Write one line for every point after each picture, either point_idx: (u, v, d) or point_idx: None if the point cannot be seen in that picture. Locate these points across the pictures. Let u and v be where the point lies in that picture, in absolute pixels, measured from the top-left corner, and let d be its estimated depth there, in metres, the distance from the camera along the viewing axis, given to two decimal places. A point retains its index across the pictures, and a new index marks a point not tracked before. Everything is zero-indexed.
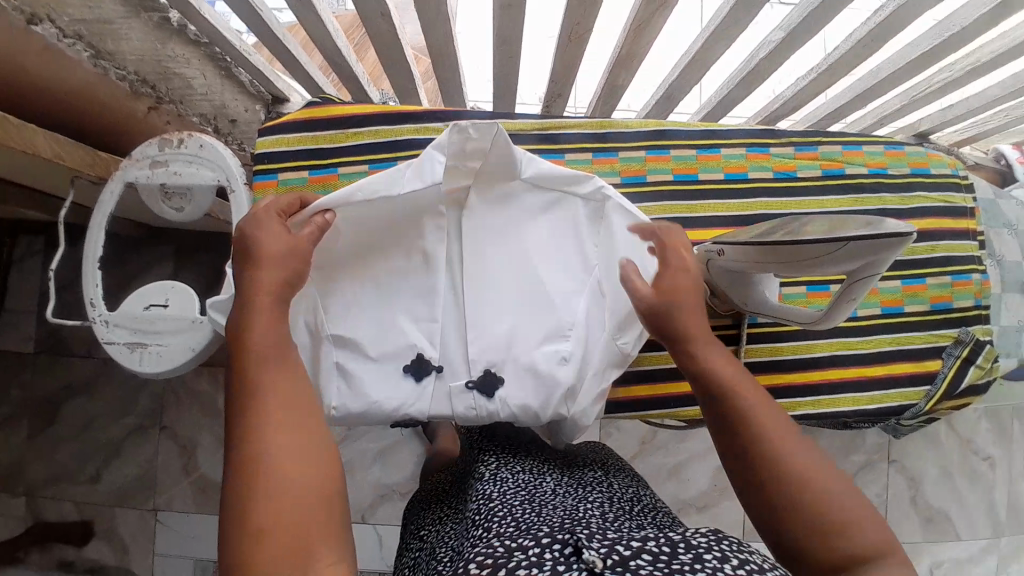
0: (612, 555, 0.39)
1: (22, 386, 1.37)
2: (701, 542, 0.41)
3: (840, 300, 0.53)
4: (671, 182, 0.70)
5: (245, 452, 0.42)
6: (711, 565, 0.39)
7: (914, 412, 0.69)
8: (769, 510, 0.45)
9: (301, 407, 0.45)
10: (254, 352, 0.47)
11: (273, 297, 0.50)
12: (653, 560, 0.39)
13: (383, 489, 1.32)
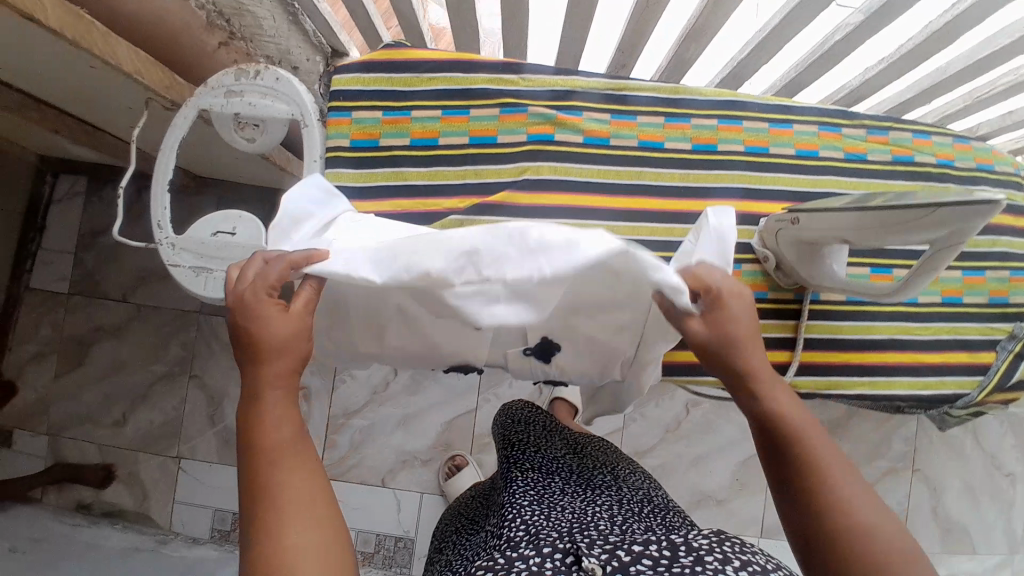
0: (612, 561, 0.48)
1: (56, 324, 1.39)
2: (703, 545, 0.48)
3: (916, 275, 0.52)
4: (742, 154, 0.67)
5: (255, 540, 0.44)
6: (711, 567, 0.46)
7: (966, 401, 0.67)
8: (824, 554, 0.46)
9: (309, 499, 0.46)
10: (269, 449, 0.47)
11: (284, 388, 0.49)
12: (653, 565, 0.47)
13: (404, 455, 1.33)
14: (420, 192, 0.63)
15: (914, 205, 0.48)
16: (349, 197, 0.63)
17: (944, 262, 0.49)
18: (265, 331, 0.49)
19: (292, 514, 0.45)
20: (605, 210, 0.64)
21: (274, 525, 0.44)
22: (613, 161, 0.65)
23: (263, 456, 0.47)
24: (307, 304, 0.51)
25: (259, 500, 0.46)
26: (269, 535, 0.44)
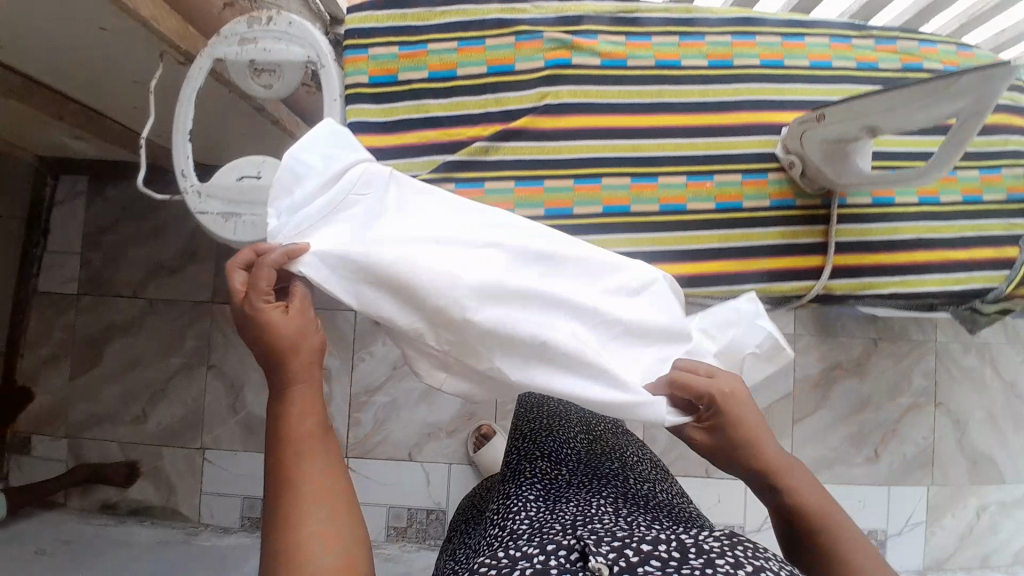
0: (619, 561, 0.40)
1: (67, 326, 1.38)
2: (713, 546, 0.41)
3: (942, 154, 0.53)
4: (759, 68, 0.66)
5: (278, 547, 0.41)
6: (722, 570, 0.39)
7: (995, 294, 0.67)
8: None
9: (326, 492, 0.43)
10: (290, 445, 0.45)
11: (309, 381, 0.48)
12: (662, 565, 0.39)
13: (429, 428, 1.33)
14: (443, 123, 0.63)
15: (936, 78, 0.49)
16: (376, 130, 0.62)
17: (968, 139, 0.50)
18: (270, 329, 0.47)
19: (312, 504, 0.43)
20: (626, 129, 0.63)
21: (296, 517, 0.42)
22: (632, 81, 0.64)
23: (290, 448, 0.45)
24: (302, 303, 0.50)
25: (284, 492, 0.43)
26: (291, 527, 0.42)
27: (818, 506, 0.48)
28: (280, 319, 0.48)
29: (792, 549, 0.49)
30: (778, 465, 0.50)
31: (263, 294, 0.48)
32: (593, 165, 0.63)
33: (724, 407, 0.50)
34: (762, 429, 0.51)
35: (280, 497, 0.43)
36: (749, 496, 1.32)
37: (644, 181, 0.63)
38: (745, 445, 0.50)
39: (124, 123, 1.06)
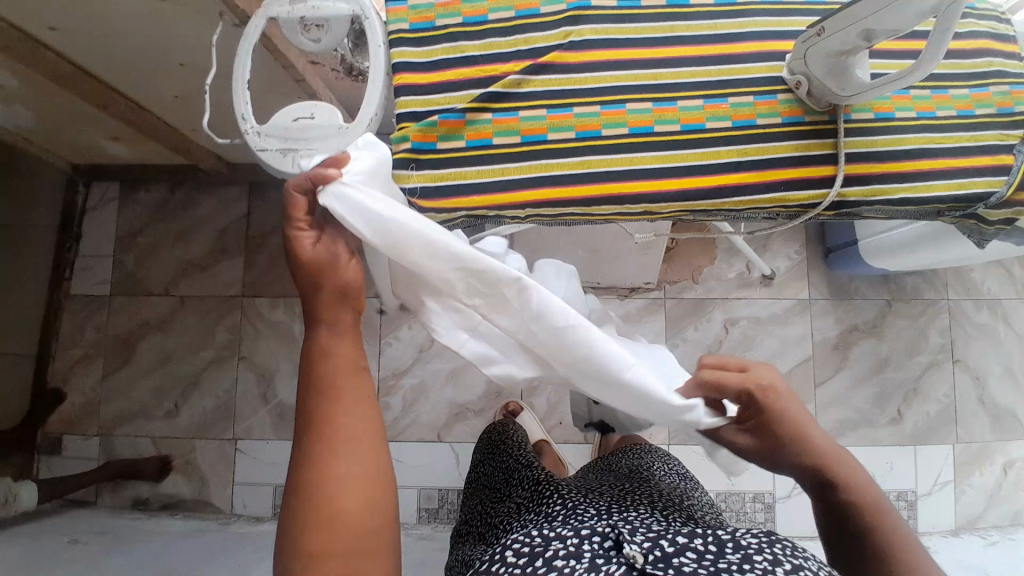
0: (654, 552, 0.52)
1: (99, 327, 1.42)
2: (752, 544, 0.52)
3: (931, 50, 0.58)
4: (759, 3, 0.72)
5: (301, 477, 0.45)
6: (759, 566, 0.49)
7: (996, 199, 0.71)
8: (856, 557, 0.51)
9: (353, 433, 0.46)
10: (317, 379, 0.47)
11: (334, 309, 0.48)
12: (698, 557, 0.51)
13: (457, 408, 1.36)
14: (478, 61, 0.69)
15: None
16: (420, 69, 0.69)
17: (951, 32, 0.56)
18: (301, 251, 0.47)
19: (341, 441, 0.45)
20: (641, 61, 0.70)
21: (320, 455, 0.45)
22: (647, 20, 0.71)
23: (316, 384, 0.47)
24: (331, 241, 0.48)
25: (324, 435, 0.45)
26: (314, 463, 0.45)
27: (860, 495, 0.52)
28: (307, 249, 0.48)
29: (836, 533, 0.53)
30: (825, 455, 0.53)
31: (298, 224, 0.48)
32: (616, 92, 0.69)
33: (772, 401, 0.52)
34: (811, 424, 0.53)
35: (309, 436, 0.46)
36: None
37: (664, 105, 0.69)
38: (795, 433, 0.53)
39: (164, 119, 1.13)
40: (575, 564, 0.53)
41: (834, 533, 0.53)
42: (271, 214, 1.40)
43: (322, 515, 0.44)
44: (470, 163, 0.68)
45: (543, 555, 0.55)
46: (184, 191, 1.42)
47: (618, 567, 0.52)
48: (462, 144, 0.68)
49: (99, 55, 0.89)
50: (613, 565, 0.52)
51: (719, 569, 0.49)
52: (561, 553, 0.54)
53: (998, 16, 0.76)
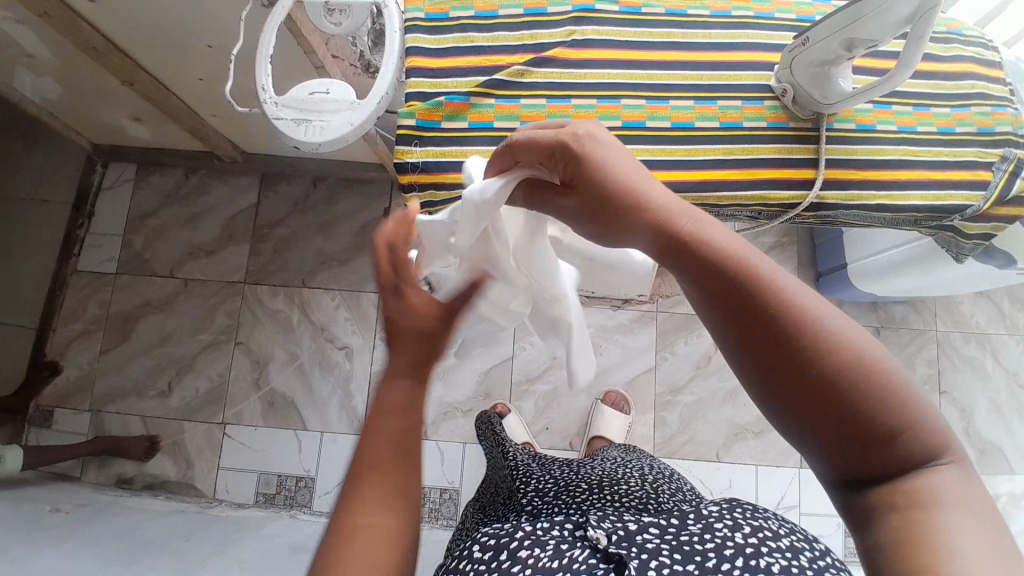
0: (617, 532, 0.51)
1: (101, 304, 1.45)
2: (713, 513, 0.54)
3: (901, 65, 0.63)
4: (753, 18, 0.77)
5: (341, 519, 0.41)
6: (720, 533, 0.51)
7: (972, 212, 0.74)
8: (830, 400, 0.33)
9: (400, 487, 0.43)
10: (372, 431, 0.44)
11: (405, 380, 0.46)
12: (660, 532, 0.51)
13: (446, 406, 1.37)
14: (486, 51, 0.75)
15: None
16: (432, 55, 0.74)
17: (922, 46, 0.60)
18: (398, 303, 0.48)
19: (381, 492, 0.42)
20: (640, 62, 0.75)
21: (361, 500, 0.42)
22: (647, 25, 0.76)
23: (373, 436, 0.44)
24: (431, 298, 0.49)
25: (361, 477, 0.43)
26: (354, 508, 0.41)
27: (757, 258, 0.36)
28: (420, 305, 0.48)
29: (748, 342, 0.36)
30: (675, 209, 0.39)
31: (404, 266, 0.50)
32: (613, 88, 0.74)
33: (586, 157, 0.42)
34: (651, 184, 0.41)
35: (355, 479, 0.43)
36: (759, 480, 1.33)
37: (656, 103, 0.74)
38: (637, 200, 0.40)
39: (187, 103, 1.18)
40: (540, 553, 0.51)
41: (740, 356, 0.36)
42: (281, 206, 1.44)
43: (348, 555, 0.39)
44: (471, 142, 0.72)
45: (508, 547, 0.52)
46: (199, 179, 1.47)
47: (583, 551, 0.51)
48: (464, 125, 0.72)
49: (133, 31, 0.95)
50: (578, 549, 0.51)
51: (683, 541, 0.50)
52: (525, 543, 0.52)
53: (985, 43, 0.81)
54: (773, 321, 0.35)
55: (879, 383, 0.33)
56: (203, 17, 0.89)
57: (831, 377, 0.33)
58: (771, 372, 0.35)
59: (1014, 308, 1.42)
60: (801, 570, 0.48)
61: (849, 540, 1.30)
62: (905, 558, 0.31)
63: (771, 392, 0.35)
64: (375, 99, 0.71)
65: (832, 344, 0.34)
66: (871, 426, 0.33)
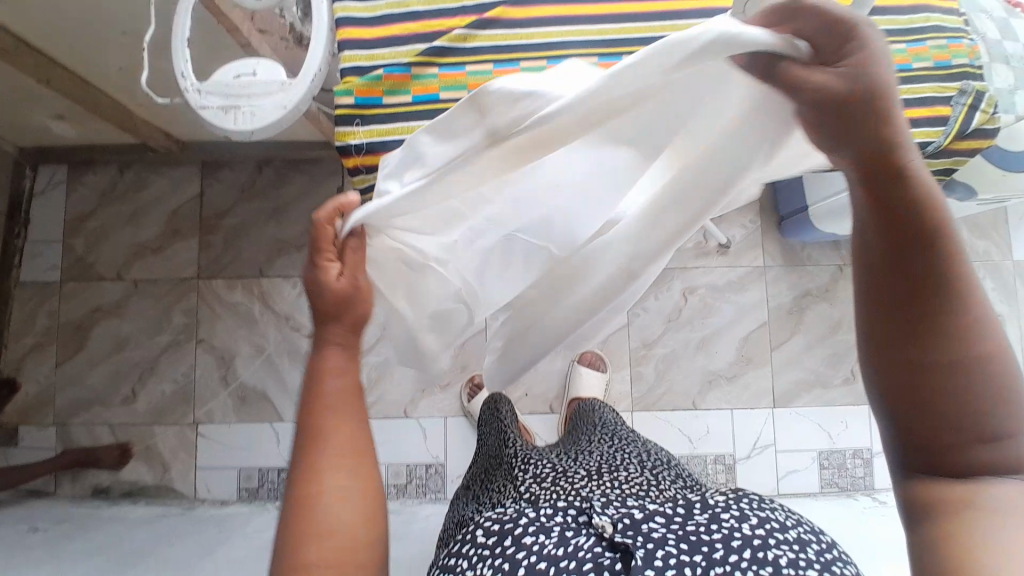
0: (624, 520, 0.53)
1: (49, 313, 1.38)
2: (720, 503, 0.56)
3: None
4: None
5: (301, 488, 0.48)
6: (726, 525, 0.52)
7: (933, 149, 0.75)
8: (935, 368, 0.40)
9: (353, 448, 0.51)
10: (317, 400, 0.51)
11: (342, 346, 0.54)
12: (666, 521, 0.53)
13: (423, 383, 1.36)
14: (423, 17, 0.69)
15: None
16: (363, 24, 0.68)
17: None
18: (325, 286, 0.51)
19: (335, 459, 0.49)
20: (590, 17, 0.70)
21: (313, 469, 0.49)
22: None
23: (319, 405, 0.51)
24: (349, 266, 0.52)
25: (305, 448, 0.50)
26: (310, 478, 0.48)
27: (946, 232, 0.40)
28: (333, 280, 0.51)
29: (879, 243, 0.41)
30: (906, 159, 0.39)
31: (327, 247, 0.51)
32: (560, 47, 0.69)
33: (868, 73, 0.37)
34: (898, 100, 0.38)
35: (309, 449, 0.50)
36: (735, 424, 1.37)
37: (610, 60, 0.69)
38: (874, 105, 0.38)
39: (109, 93, 1.09)
40: (545, 538, 0.52)
41: (868, 282, 0.43)
42: (228, 193, 1.37)
43: (317, 515, 0.47)
44: (417, 117, 0.68)
45: (511, 533, 0.53)
46: (136, 172, 1.38)
47: (588, 538, 0.52)
48: (408, 99, 0.68)
49: (34, 22, 0.86)
50: (583, 536, 0.52)
51: (688, 532, 0.51)
52: (531, 530, 0.53)
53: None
54: (923, 277, 0.40)
55: (982, 372, 0.39)
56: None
57: (941, 360, 0.40)
58: (906, 305, 0.41)
59: (971, 235, 1.45)
60: (808, 564, 0.48)
61: (824, 473, 1.36)
62: (942, 556, 0.39)
63: (879, 311, 0.42)
64: (307, 78, 0.66)
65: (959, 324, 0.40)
66: (939, 358, 0.40)
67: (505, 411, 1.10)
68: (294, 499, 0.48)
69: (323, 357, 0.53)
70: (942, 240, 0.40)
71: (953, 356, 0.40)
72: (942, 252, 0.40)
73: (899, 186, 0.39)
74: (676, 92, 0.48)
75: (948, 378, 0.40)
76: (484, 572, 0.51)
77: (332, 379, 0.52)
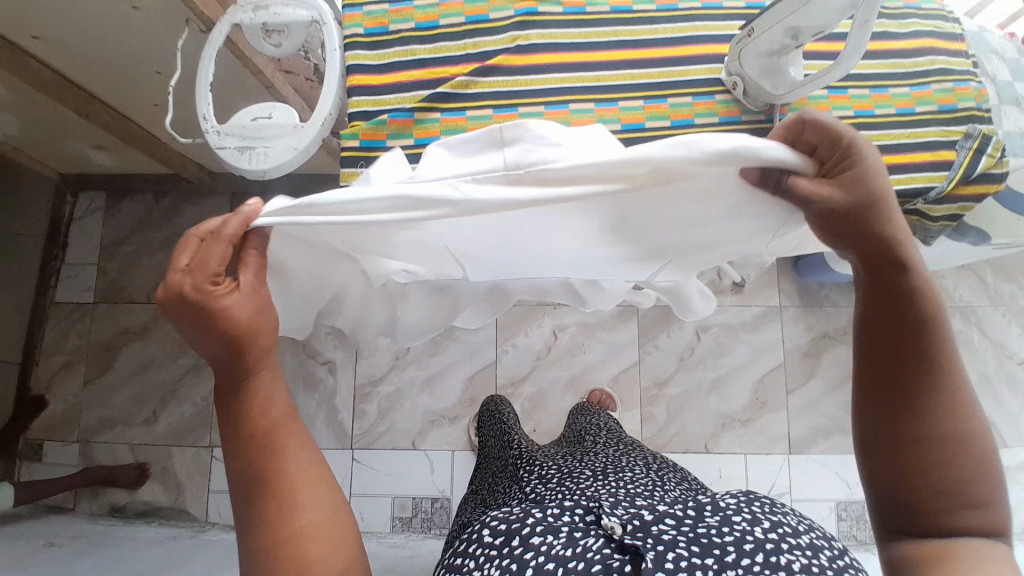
0: (633, 522, 0.48)
1: (81, 334, 1.45)
2: (730, 505, 0.50)
3: (849, 50, 0.61)
4: (701, 9, 0.74)
5: (274, 533, 0.44)
6: (738, 528, 0.48)
7: (936, 193, 0.73)
8: (926, 437, 0.42)
9: (318, 478, 0.47)
10: (263, 437, 0.46)
11: (267, 375, 0.48)
12: (677, 523, 0.48)
13: (432, 415, 1.37)
14: (428, 64, 0.73)
15: None
16: (372, 71, 0.73)
17: (876, 3, 0.57)
18: (226, 316, 0.44)
19: (303, 493, 0.46)
20: (591, 64, 0.73)
21: (284, 509, 0.45)
22: (594, 25, 0.74)
23: (265, 442, 0.46)
24: (251, 285, 0.46)
25: (266, 490, 0.45)
26: (284, 518, 0.45)
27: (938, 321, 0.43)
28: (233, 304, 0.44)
29: (878, 328, 0.44)
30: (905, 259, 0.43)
31: (217, 267, 0.44)
32: (561, 92, 0.72)
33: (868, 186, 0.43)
34: (894, 206, 0.43)
35: (269, 491, 0.45)
36: (749, 469, 1.33)
37: (606, 105, 0.72)
38: (875, 211, 0.43)
39: (146, 127, 1.17)
40: (552, 540, 0.48)
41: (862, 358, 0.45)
42: None
43: (300, 556, 0.44)
44: (417, 160, 0.71)
45: (519, 533, 0.49)
46: (168, 201, 1.46)
47: (597, 540, 0.48)
48: (411, 142, 0.71)
49: (79, 62, 0.93)
50: (591, 538, 0.48)
51: (699, 534, 0.47)
52: (538, 529, 0.49)
53: (945, 15, 0.81)
54: (918, 359, 0.43)
55: (965, 450, 0.42)
56: (150, 42, 0.88)
57: (927, 433, 0.42)
58: (898, 378, 0.43)
59: (997, 278, 1.42)
60: (821, 570, 0.45)
61: (842, 524, 1.31)
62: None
63: (874, 380, 0.44)
64: (318, 122, 0.70)
65: (950, 404, 0.42)
66: (930, 428, 0.42)
67: (506, 411, 1.10)
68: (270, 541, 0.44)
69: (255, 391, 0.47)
70: (936, 326, 0.43)
71: (943, 429, 0.42)
72: (935, 340, 0.43)
73: (892, 280, 0.43)
74: (682, 198, 0.49)
75: (933, 447, 0.42)
76: (490, 573, 0.47)
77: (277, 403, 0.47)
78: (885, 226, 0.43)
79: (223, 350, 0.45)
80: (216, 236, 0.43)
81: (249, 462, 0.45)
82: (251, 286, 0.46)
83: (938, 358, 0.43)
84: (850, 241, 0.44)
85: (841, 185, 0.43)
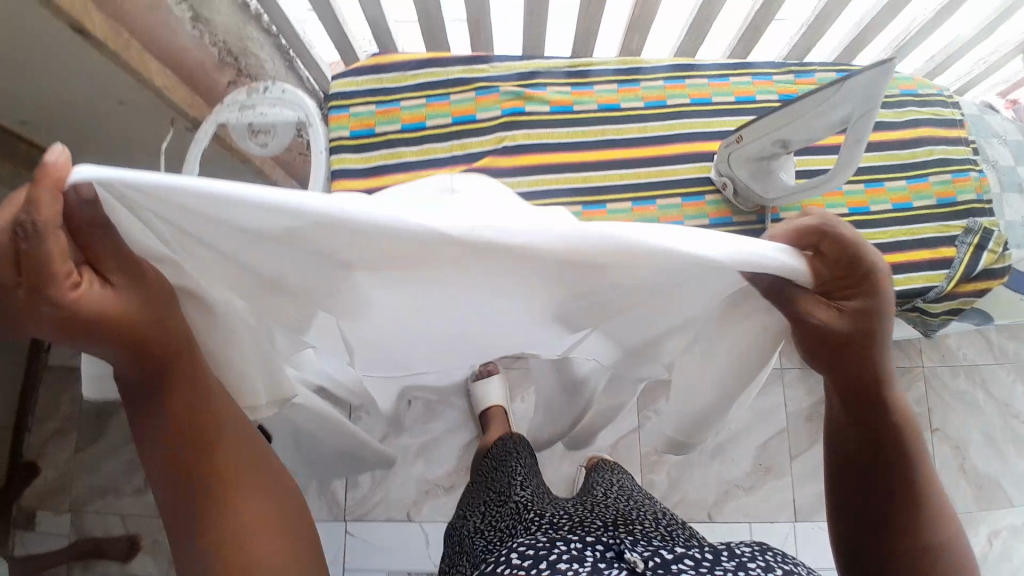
0: (654, 560, 0.47)
1: (73, 399, 1.39)
2: (748, 552, 0.48)
3: (843, 162, 0.61)
4: (687, 108, 0.82)
5: (220, 532, 0.44)
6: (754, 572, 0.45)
7: (936, 292, 0.72)
8: (923, 542, 0.48)
9: (266, 477, 0.48)
10: (205, 441, 0.45)
11: (191, 377, 0.45)
12: (695, 564, 0.46)
13: (427, 485, 1.33)
14: (416, 165, 0.80)
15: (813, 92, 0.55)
16: (359, 173, 0.80)
17: (872, 123, 0.55)
18: (97, 315, 0.37)
19: (247, 491, 0.46)
20: (581, 162, 0.80)
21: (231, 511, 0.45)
22: (585, 123, 0.82)
23: (209, 442, 0.45)
24: (108, 274, 0.38)
25: (214, 486, 0.45)
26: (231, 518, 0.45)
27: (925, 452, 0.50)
28: (98, 300, 0.37)
29: (875, 452, 0.50)
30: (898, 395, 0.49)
31: (61, 267, 0.34)
32: (549, 189, 0.80)
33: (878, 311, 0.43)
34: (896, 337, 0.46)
35: (221, 491, 0.45)
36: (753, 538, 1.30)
37: (594, 204, 0.80)
38: (883, 335, 0.44)
39: None
40: (578, 566, 0.47)
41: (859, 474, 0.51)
42: None
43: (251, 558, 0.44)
44: None
45: (546, 558, 0.49)
46: None
47: (618, 571, 0.46)
48: None
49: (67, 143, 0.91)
50: (612, 569, 0.47)
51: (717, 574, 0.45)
52: (565, 557, 0.49)
53: (944, 100, 0.81)
54: (912, 483, 0.49)
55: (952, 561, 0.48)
56: (136, 126, 0.86)
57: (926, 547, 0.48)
58: (898, 495, 0.49)
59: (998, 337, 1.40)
60: None
61: None
62: None
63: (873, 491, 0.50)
64: None
65: (938, 521, 0.48)
66: (928, 540, 0.48)
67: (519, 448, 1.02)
68: (212, 548, 0.43)
69: (188, 391, 0.45)
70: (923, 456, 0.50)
71: (937, 545, 0.48)
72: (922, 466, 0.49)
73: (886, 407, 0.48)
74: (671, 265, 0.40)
75: (932, 557, 0.47)
76: None
77: (224, 412, 0.47)
78: (884, 349, 0.45)
79: (111, 350, 0.40)
80: (30, 232, 0.31)
81: (190, 469, 0.45)
82: (108, 281, 0.38)
83: (926, 482, 0.49)
84: (854, 359, 0.46)
85: (851, 305, 0.43)
